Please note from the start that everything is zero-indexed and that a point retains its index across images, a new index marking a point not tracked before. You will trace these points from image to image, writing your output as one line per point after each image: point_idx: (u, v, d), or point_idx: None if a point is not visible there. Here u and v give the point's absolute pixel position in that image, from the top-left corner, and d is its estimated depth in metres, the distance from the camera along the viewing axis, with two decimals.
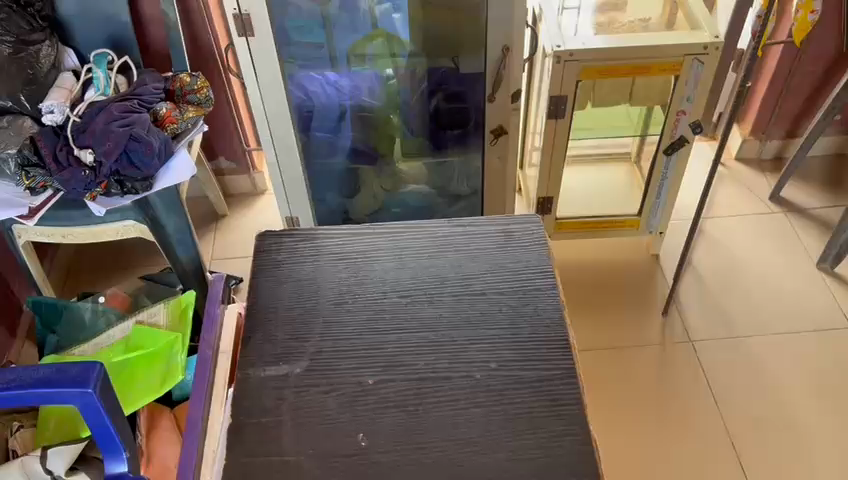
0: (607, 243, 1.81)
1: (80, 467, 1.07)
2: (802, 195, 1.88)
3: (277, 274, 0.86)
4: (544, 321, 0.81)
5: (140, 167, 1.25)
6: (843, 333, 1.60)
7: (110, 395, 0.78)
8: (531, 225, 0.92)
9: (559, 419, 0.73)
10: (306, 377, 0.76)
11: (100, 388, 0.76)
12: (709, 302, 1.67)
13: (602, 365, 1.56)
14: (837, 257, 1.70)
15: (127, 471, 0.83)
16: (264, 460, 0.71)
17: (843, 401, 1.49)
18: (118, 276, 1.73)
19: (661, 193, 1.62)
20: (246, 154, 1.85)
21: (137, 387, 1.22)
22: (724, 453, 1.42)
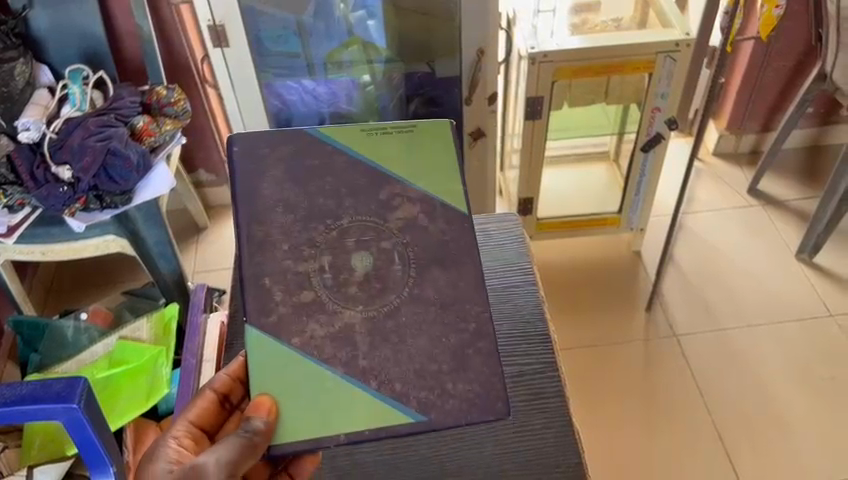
0: (589, 241, 1.82)
1: None
2: (778, 187, 1.91)
3: None
4: None
5: (118, 181, 1.25)
6: (823, 322, 1.62)
7: (93, 408, 0.78)
8: None
9: (540, 413, 0.83)
10: None
11: (85, 403, 0.76)
12: (691, 295, 1.69)
13: (588, 362, 1.57)
14: (815, 248, 1.72)
15: None
16: None
17: (825, 389, 1.51)
18: (99, 293, 1.72)
19: (640, 189, 1.64)
20: (225, 165, 1.85)
21: (122, 402, 1.21)
22: (710, 444, 1.43)
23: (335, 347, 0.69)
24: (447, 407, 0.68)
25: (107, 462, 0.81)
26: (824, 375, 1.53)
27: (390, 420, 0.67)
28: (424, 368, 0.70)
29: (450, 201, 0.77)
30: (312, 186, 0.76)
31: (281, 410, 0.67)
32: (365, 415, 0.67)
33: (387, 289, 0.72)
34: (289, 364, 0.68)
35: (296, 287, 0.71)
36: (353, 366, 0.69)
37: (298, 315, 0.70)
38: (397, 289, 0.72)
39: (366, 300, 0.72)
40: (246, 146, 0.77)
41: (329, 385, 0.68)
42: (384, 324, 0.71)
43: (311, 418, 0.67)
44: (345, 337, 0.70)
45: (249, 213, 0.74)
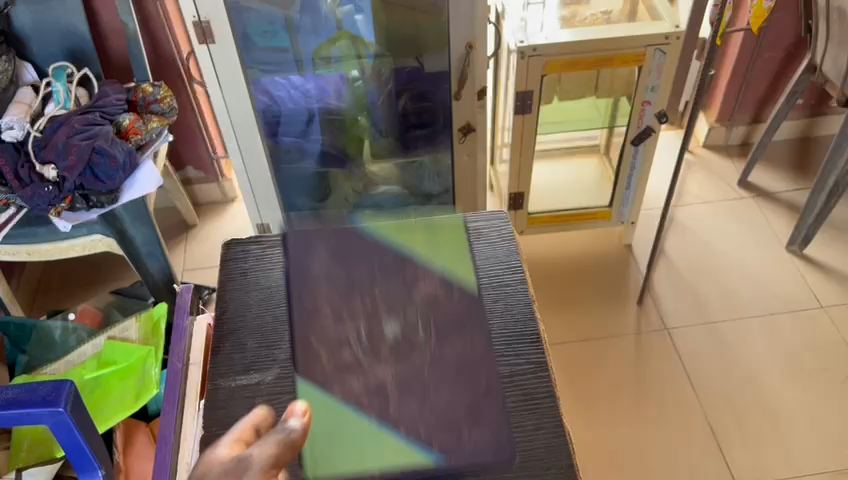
0: (579, 235, 1.82)
1: None
2: (767, 178, 1.91)
3: (244, 282, 0.83)
4: (515, 316, 0.79)
5: (104, 180, 1.24)
6: (814, 313, 1.62)
7: (80, 413, 0.77)
8: (498, 222, 0.90)
9: (532, 414, 0.70)
10: (278, 385, 0.73)
11: (72, 406, 0.75)
12: (683, 288, 1.69)
13: (580, 357, 1.57)
14: (805, 239, 1.72)
15: None
16: None
17: (817, 381, 1.51)
18: (87, 293, 1.70)
19: (630, 183, 1.63)
20: (213, 162, 1.83)
21: (111, 403, 1.20)
22: (703, 437, 1.43)
23: (368, 398, 0.70)
24: (462, 461, 0.65)
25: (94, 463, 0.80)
26: (816, 367, 1.53)
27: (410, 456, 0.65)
28: (451, 413, 0.69)
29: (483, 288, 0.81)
30: (354, 271, 0.82)
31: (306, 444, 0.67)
32: (384, 453, 0.65)
33: (420, 350, 0.74)
34: (321, 408, 0.69)
35: (335, 347, 0.74)
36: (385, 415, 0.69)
37: (335, 373, 0.72)
38: (430, 349, 0.74)
39: (398, 312, 0.77)
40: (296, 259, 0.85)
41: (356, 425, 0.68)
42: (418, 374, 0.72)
43: (337, 455, 0.66)
44: (375, 392, 0.70)
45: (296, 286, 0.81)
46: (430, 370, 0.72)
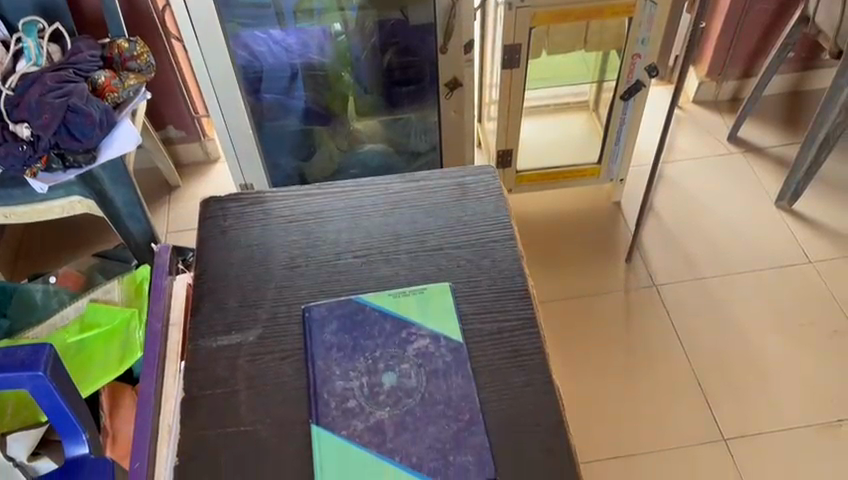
0: (568, 192, 1.80)
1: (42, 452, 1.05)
2: (757, 134, 1.89)
3: (223, 240, 0.80)
4: (503, 273, 0.77)
5: (80, 139, 1.19)
6: (802, 269, 1.62)
7: (61, 377, 0.76)
8: (486, 176, 0.87)
9: (520, 370, 0.68)
10: (260, 345, 0.71)
11: (52, 369, 0.73)
12: (672, 245, 1.68)
13: (570, 315, 1.56)
14: (795, 195, 1.71)
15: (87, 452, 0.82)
16: (220, 433, 0.66)
17: (805, 335, 1.51)
18: (68, 256, 1.67)
19: (620, 138, 1.60)
20: (194, 121, 1.79)
21: (95, 367, 1.19)
22: (691, 393, 1.44)
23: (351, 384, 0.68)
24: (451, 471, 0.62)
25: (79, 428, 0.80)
26: (804, 321, 1.53)
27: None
28: (438, 401, 0.66)
29: (470, 255, 0.78)
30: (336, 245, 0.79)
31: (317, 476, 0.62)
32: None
33: (406, 332, 0.72)
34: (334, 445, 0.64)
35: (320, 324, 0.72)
36: (377, 420, 0.65)
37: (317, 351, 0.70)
38: (413, 327, 0.72)
39: (389, 278, 0.77)
40: (279, 229, 0.81)
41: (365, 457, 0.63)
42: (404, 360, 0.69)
43: None
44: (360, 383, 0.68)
45: (275, 262, 0.78)
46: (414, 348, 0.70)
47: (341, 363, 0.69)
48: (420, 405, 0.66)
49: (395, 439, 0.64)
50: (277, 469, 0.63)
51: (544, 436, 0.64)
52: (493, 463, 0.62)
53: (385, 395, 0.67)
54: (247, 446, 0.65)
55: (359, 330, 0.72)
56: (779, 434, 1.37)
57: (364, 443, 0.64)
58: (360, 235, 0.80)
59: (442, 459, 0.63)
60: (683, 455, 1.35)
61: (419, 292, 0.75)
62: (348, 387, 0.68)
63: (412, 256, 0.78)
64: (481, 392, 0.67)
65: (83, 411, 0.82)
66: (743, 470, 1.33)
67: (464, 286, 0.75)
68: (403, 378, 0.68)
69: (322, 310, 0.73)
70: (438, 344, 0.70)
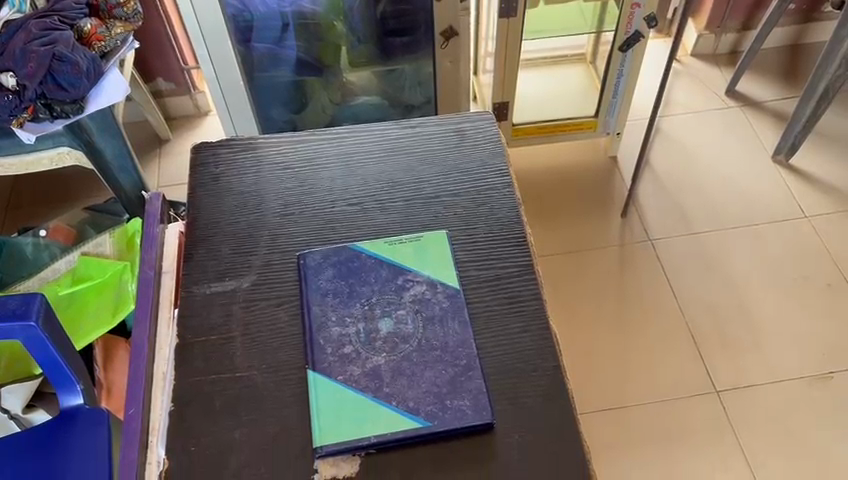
0: (565, 147, 1.78)
1: (38, 403, 1.07)
2: (756, 88, 1.87)
3: (215, 187, 0.79)
4: (500, 220, 0.75)
5: (67, 88, 1.15)
6: (798, 223, 1.62)
7: (54, 326, 0.78)
8: (484, 122, 0.85)
9: (517, 316, 0.68)
10: (255, 292, 0.70)
11: (43, 319, 0.75)
12: (669, 200, 1.67)
13: (565, 268, 1.56)
14: (792, 149, 1.70)
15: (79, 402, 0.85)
16: (215, 379, 0.65)
17: (799, 289, 1.52)
18: (56, 210, 1.65)
19: (618, 91, 1.58)
20: (184, 73, 1.76)
21: (88, 318, 1.18)
22: (684, 346, 1.44)
23: (347, 330, 0.67)
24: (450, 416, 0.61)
25: (73, 379, 0.85)
26: (798, 275, 1.54)
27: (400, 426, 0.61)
28: (436, 347, 0.66)
29: (468, 203, 0.77)
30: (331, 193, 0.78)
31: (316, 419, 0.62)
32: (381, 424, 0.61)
33: (402, 278, 0.70)
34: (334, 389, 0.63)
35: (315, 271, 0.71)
36: (374, 366, 0.65)
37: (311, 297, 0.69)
38: (409, 273, 0.71)
39: (385, 225, 0.75)
40: (273, 177, 0.79)
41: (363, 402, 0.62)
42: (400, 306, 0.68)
43: (345, 427, 0.61)
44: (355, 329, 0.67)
45: (269, 210, 0.77)
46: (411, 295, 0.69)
47: (337, 309, 0.68)
48: (417, 351, 0.65)
49: (392, 384, 0.63)
50: (273, 414, 0.63)
51: (541, 381, 0.64)
52: (490, 407, 0.62)
53: (382, 341, 0.66)
54: (243, 392, 0.64)
55: (354, 276, 0.71)
56: (771, 385, 1.39)
57: (360, 389, 0.63)
58: (355, 182, 0.79)
59: (440, 403, 0.62)
60: (676, 406, 1.36)
61: (415, 240, 0.73)
62: (344, 333, 0.67)
63: (408, 204, 0.77)
64: (478, 338, 0.66)
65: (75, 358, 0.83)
66: (735, 421, 1.34)
67: (461, 233, 0.74)
68: (399, 324, 0.67)
69: (317, 257, 0.72)
70: (435, 291, 0.69)
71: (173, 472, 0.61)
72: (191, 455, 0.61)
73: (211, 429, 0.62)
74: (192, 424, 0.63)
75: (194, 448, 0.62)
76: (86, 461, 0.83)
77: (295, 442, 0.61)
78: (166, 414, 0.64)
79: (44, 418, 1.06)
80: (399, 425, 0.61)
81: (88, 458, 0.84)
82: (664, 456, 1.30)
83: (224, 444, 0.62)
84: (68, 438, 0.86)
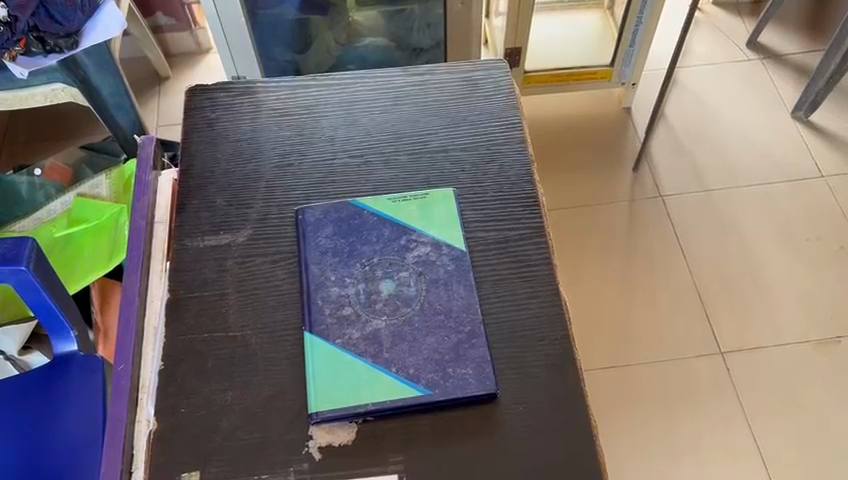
0: (576, 97, 1.72)
1: (34, 345, 1.05)
2: (779, 40, 1.79)
3: (210, 134, 0.74)
4: (510, 179, 0.71)
5: (61, 22, 1.10)
6: (814, 184, 1.57)
7: (46, 271, 0.76)
8: (495, 70, 0.79)
9: (525, 281, 0.65)
10: (250, 246, 0.67)
11: (34, 264, 0.73)
12: (681, 154, 1.62)
13: (571, 223, 1.53)
14: (812, 106, 1.64)
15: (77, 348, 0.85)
16: (208, 338, 0.62)
17: (811, 252, 1.48)
18: (50, 147, 1.60)
19: (635, 39, 1.51)
20: (183, 8, 1.69)
21: (84, 261, 1.15)
22: (691, 306, 1.42)
23: (344, 292, 0.63)
24: (449, 389, 0.58)
25: (68, 327, 0.83)
26: (810, 237, 1.50)
27: (396, 395, 0.58)
28: (440, 316, 0.62)
29: (477, 159, 0.72)
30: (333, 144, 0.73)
31: (312, 382, 0.59)
32: (378, 393, 0.58)
33: (405, 239, 0.67)
34: (330, 352, 0.60)
35: (314, 228, 0.67)
36: (373, 331, 0.61)
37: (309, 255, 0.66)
38: (409, 232, 0.67)
39: (388, 180, 0.71)
40: (271, 125, 0.75)
41: (361, 368, 0.60)
42: (402, 268, 0.65)
43: (340, 393, 0.58)
44: (353, 291, 0.64)
45: (267, 160, 0.72)
46: (414, 256, 0.66)
47: (336, 269, 0.65)
48: (419, 317, 0.62)
49: (392, 350, 0.60)
50: (267, 377, 0.60)
51: (549, 350, 0.61)
52: (494, 377, 0.59)
53: (382, 303, 0.63)
54: (236, 353, 0.61)
55: (355, 234, 0.67)
56: (776, 349, 1.36)
57: (359, 353, 0.60)
58: (358, 133, 0.74)
59: (441, 371, 0.59)
60: (679, 367, 1.34)
61: (421, 197, 0.69)
62: (343, 294, 0.63)
63: (414, 158, 0.73)
64: (484, 303, 0.63)
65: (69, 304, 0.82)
66: (738, 383, 1.33)
67: (469, 192, 0.70)
68: (401, 286, 0.64)
69: (317, 213, 0.68)
70: (440, 252, 0.66)
71: (161, 434, 0.58)
72: (180, 417, 0.59)
73: (201, 390, 0.60)
74: (183, 384, 0.60)
75: (184, 410, 0.59)
76: (81, 408, 0.82)
77: (289, 407, 0.58)
78: (156, 372, 0.61)
79: (41, 361, 1.04)
80: (399, 393, 0.58)
81: (83, 405, 0.82)
82: (664, 417, 1.29)
83: (215, 405, 0.59)
84: (64, 384, 0.84)
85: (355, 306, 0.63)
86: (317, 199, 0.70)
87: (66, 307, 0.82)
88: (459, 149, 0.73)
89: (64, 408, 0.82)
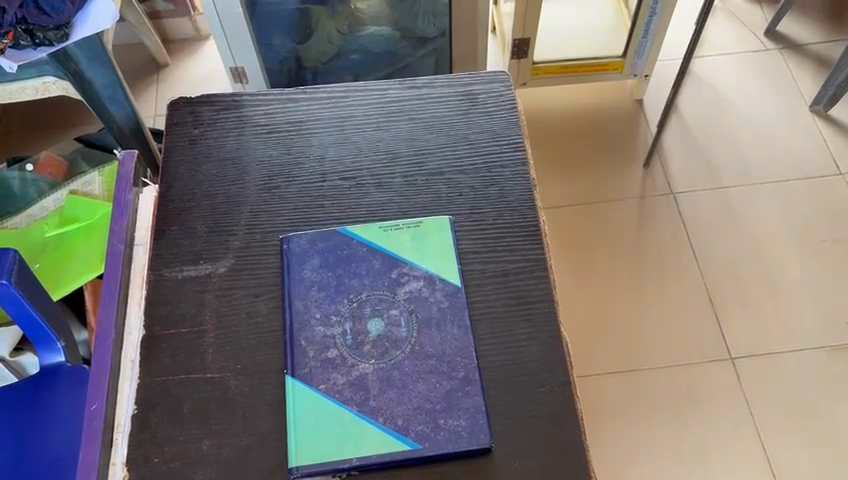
0: (587, 87, 1.65)
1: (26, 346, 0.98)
2: (798, 29, 1.72)
3: (193, 153, 0.70)
4: (510, 205, 0.66)
5: (49, 14, 0.98)
6: (831, 181, 1.51)
7: (28, 281, 0.71)
8: (498, 83, 0.74)
9: (524, 320, 0.60)
10: (231, 278, 0.63)
11: (17, 275, 0.68)
12: (695, 149, 1.56)
13: (577, 222, 1.48)
14: (832, 100, 1.57)
15: (64, 361, 0.81)
16: (184, 379, 0.58)
17: (828, 254, 1.43)
18: (49, 139, 1.56)
19: (649, 30, 1.44)
20: None
21: (76, 263, 1.08)
22: (702, 310, 1.37)
23: (329, 332, 0.60)
24: (440, 442, 0.54)
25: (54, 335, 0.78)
26: (826, 238, 1.44)
27: (384, 448, 0.54)
28: (432, 360, 0.58)
29: (476, 182, 0.68)
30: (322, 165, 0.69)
31: (291, 432, 0.55)
32: (365, 445, 0.54)
33: (397, 273, 0.62)
34: (311, 398, 0.57)
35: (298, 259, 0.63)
36: (361, 377, 0.57)
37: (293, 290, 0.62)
38: (400, 265, 0.63)
39: (381, 205, 0.67)
40: (258, 144, 0.70)
41: (343, 417, 0.56)
42: (393, 306, 0.61)
43: (322, 445, 0.54)
44: (339, 331, 0.60)
45: (252, 182, 0.68)
46: (404, 293, 0.61)
47: (322, 305, 0.61)
48: (410, 360, 0.58)
49: (379, 397, 0.57)
50: (246, 425, 0.56)
51: (547, 399, 0.57)
52: (489, 429, 0.55)
53: (370, 346, 0.59)
54: (214, 397, 0.57)
55: (343, 266, 0.63)
56: (788, 355, 1.32)
57: (344, 400, 0.56)
58: (349, 152, 0.70)
59: (432, 422, 0.55)
60: (688, 373, 1.30)
61: (414, 226, 0.65)
62: (328, 334, 0.59)
63: (409, 181, 0.68)
64: (479, 346, 0.59)
65: (58, 318, 0.78)
66: (749, 392, 1.28)
67: (466, 220, 0.65)
68: (391, 327, 0.59)
69: (303, 242, 0.64)
70: (433, 288, 0.61)
71: None
72: (153, 467, 0.55)
73: (176, 438, 0.56)
74: (156, 431, 0.56)
75: (157, 459, 0.55)
76: (69, 423, 0.78)
77: (268, 459, 0.55)
78: (129, 414, 0.58)
79: (34, 362, 0.96)
80: (386, 446, 0.54)
81: (71, 419, 0.78)
82: (673, 429, 1.25)
83: (190, 455, 0.55)
84: (48, 399, 0.80)
85: (341, 348, 0.59)
86: (304, 226, 0.66)
87: (52, 316, 0.77)
88: (456, 172, 0.68)
89: (49, 423, 0.78)
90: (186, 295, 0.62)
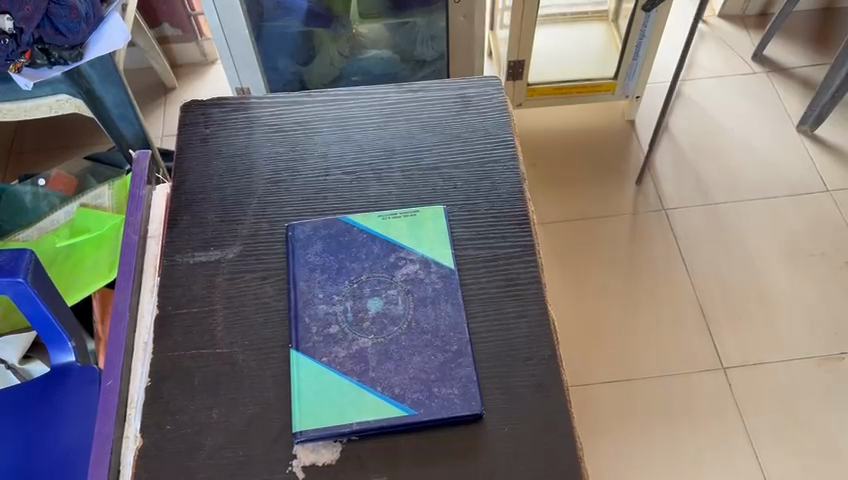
0: (580, 109, 1.71)
1: (34, 354, 1.00)
2: (784, 53, 1.78)
3: (205, 151, 0.75)
4: (501, 197, 0.71)
5: (65, 33, 1.00)
6: (819, 198, 1.55)
7: (43, 276, 0.73)
8: (490, 87, 0.80)
9: (513, 299, 0.64)
10: (241, 263, 0.67)
11: (32, 275, 0.70)
12: (685, 167, 1.61)
13: (569, 235, 1.52)
14: (818, 119, 1.62)
15: (74, 362, 0.82)
16: (195, 355, 0.62)
17: (816, 268, 1.47)
18: (53, 158, 1.61)
19: (639, 51, 1.49)
20: (190, 19, 1.70)
21: (84, 272, 1.11)
22: (694, 321, 1.40)
23: (331, 311, 0.64)
24: (435, 410, 0.58)
25: (64, 336, 0.79)
26: (814, 252, 1.49)
27: (384, 417, 0.58)
28: (428, 336, 0.62)
29: (469, 176, 0.72)
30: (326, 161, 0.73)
31: (297, 401, 0.59)
32: (366, 412, 0.58)
33: (394, 258, 0.67)
34: (315, 371, 0.60)
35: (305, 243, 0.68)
36: (360, 351, 0.61)
37: (297, 273, 0.66)
38: (397, 250, 0.67)
39: (380, 197, 0.71)
40: (265, 142, 0.75)
41: (345, 387, 0.60)
42: (390, 288, 0.65)
43: (326, 411, 0.58)
44: (339, 311, 0.64)
45: (260, 176, 0.73)
46: (401, 275, 0.66)
47: (325, 286, 0.65)
48: (406, 336, 0.62)
49: (377, 368, 0.60)
50: (252, 395, 0.60)
51: (535, 371, 0.60)
52: (480, 398, 0.59)
53: (369, 322, 0.63)
54: (222, 370, 0.61)
55: (345, 251, 0.67)
56: (778, 364, 1.35)
57: (344, 372, 0.60)
58: (350, 149, 0.75)
59: (427, 391, 0.59)
60: (680, 383, 1.33)
61: (411, 215, 0.69)
62: (330, 311, 0.64)
63: (405, 175, 0.73)
64: (471, 323, 0.63)
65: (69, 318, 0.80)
66: (740, 399, 1.31)
67: (459, 210, 0.70)
68: (389, 305, 0.64)
69: (307, 229, 0.69)
70: (428, 271, 0.66)
71: (146, 451, 0.58)
72: (166, 433, 0.59)
73: (187, 408, 0.60)
74: (168, 401, 0.60)
75: (169, 426, 0.59)
76: (75, 422, 0.78)
77: (274, 426, 0.58)
78: (143, 387, 0.61)
79: (42, 370, 0.97)
80: (383, 412, 0.58)
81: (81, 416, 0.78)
82: (667, 436, 1.28)
83: (200, 423, 0.59)
84: (57, 399, 0.80)
85: (340, 326, 0.63)
86: (308, 216, 0.70)
87: (63, 316, 0.78)
88: (452, 167, 0.73)
89: (61, 424, 0.78)
90: (194, 279, 0.67)
